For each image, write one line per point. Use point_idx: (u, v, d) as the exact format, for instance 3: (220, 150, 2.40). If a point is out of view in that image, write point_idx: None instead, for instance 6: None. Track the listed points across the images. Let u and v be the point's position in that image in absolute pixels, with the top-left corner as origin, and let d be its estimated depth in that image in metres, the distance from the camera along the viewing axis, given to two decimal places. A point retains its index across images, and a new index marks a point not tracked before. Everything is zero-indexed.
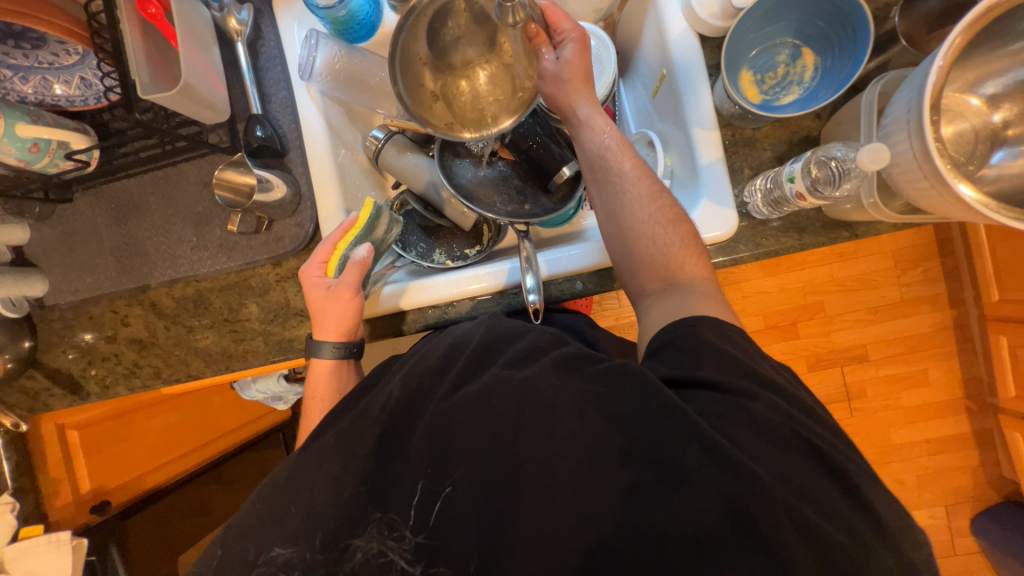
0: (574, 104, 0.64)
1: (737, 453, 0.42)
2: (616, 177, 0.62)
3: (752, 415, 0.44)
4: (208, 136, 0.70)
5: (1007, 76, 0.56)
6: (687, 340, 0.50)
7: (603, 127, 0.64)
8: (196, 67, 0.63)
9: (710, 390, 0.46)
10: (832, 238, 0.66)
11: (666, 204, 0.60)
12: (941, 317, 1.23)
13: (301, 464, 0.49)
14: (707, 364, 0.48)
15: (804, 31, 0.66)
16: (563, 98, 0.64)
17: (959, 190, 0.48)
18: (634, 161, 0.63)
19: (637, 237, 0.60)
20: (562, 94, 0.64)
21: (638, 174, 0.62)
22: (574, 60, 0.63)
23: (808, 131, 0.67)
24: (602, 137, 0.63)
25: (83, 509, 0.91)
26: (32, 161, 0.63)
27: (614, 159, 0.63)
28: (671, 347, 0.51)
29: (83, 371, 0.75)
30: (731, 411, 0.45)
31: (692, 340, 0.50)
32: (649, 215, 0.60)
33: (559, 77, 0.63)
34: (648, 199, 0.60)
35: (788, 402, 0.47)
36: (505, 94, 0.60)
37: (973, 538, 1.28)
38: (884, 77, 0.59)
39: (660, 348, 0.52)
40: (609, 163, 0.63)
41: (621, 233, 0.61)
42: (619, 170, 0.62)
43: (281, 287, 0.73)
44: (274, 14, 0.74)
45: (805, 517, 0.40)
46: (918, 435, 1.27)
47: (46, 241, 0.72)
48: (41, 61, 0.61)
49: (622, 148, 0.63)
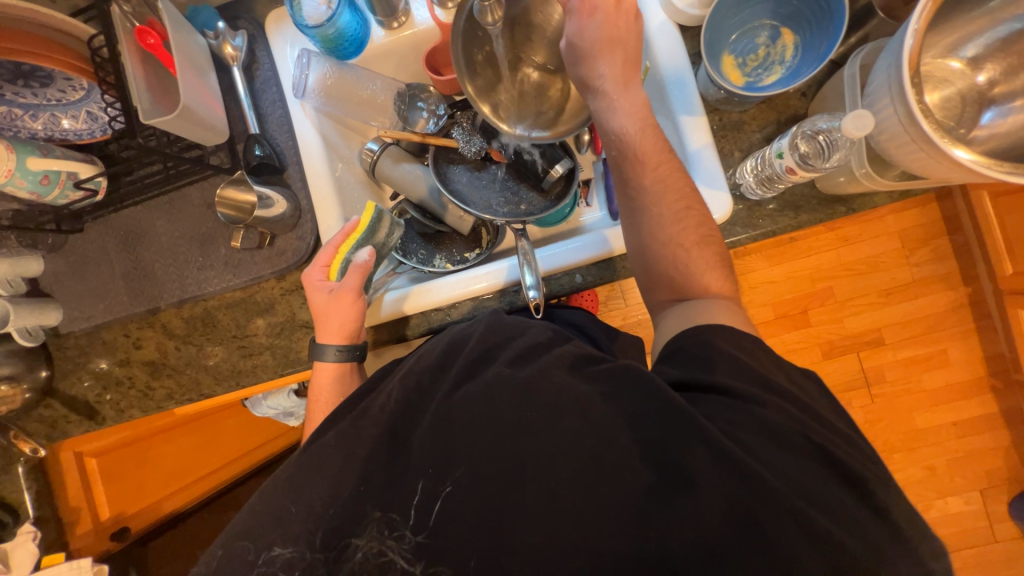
0: (590, 90, 0.59)
1: (730, 441, 0.42)
2: (634, 192, 0.60)
3: (762, 420, 0.44)
4: (209, 159, 0.73)
5: (986, 37, 0.56)
6: (699, 347, 0.50)
7: (622, 127, 0.59)
8: (194, 91, 0.66)
9: (720, 394, 0.46)
10: (829, 214, 0.66)
11: (692, 224, 0.58)
12: (957, 294, 1.19)
13: (305, 464, 0.50)
14: (717, 369, 0.48)
15: (780, 11, 0.67)
16: (581, 77, 0.59)
17: (954, 153, 0.48)
18: (659, 165, 0.59)
19: (653, 245, 0.59)
20: (579, 84, 0.60)
21: (661, 190, 0.58)
22: (579, 40, 0.57)
23: (795, 110, 0.68)
24: (623, 141, 0.59)
25: (103, 536, 0.96)
26: (43, 194, 0.66)
27: (633, 172, 0.59)
28: (683, 352, 0.51)
29: (98, 397, 0.77)
30: (741, 415, 0.44)
31: (703, 347, 0.50)
32: (661, 227, 0.58)
33: (571, 61, 0.59)
34: (670, 219, 0.58)
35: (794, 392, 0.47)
36: (531, 110, 0.70)
37: (1013, 523, 1.23)
38: (863, 50, 0.60)
39: (671, 354, 0.53)
40: (627, 175, 0.60)
41: (635, 246, 0.60)
42: (638, 184, 0.59)
43: (286, 301, 0.75)
44: (267, 38, 0.77)
45: (801, 501, 0.40)
46: (944, 418, 1.24)
47: (59, 272, 0.75)
48: (49, 98, 0.64)
49: (645, 156, 0.58)
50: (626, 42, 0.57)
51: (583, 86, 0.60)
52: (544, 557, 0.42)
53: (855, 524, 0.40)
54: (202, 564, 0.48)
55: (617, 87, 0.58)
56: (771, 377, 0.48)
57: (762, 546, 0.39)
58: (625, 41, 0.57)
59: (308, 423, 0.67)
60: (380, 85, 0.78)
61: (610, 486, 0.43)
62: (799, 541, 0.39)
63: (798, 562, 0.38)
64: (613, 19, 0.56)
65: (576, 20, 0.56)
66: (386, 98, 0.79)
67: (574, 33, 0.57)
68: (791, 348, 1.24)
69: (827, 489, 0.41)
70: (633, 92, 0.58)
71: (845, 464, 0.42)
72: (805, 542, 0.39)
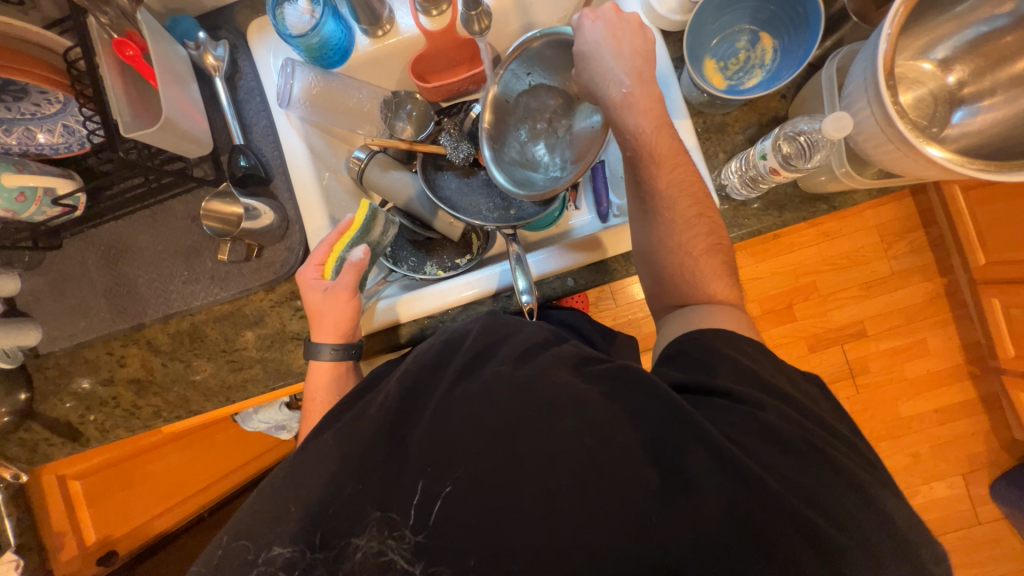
0: (604, 93, 0.59)
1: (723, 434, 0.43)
2: (649, 195, 0.61)
3: (764, 424, 0.45)
4: (192, 171, 0.72)
5: (956, 39, 0.59)
6: (700, 351, 0.52)
7: (639, 126, 0.58)
8: (175, 103, 0.64)
9: (723, 398, 0.47)
10: (812, 212, 0.67)
11: (703, 231, 0.59)
12: (933, 286, 1.23)
13: (302, 468, 0.50)
14: (721, 373, 0.49)
15: (759, 16, 0.69)
16: (593, 84, 0.60)
17: (928, 152, 0.50)
18: (655, 164, 0.59)
19: None
20: (586, 92, 0.62)
21: (677, 194, 0.59)
22: (584, 43, 0.58)
23: (776, 111, 0.69)
24: (640, 140, 0.59)
25: (89, 561, 0.93)
26: (19, 210, 0.64)
27: (648, 173, 0.60)
28: (684, 355, 0.53)
29: (81, 418, 0.74)
30: (742, 418, 0.45)
31: (704, 350, 0.52)
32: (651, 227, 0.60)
33: (586, 66, 0.59)
34: (674, 225, 0.59)
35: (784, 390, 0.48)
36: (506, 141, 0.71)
37: (994, 504, 1.27)
38: (839, 52, 0.62)
39: (675, 355, 0.54)
40: (642, 173, 0.60)
41: None
42: (652, 187, 0.60)
43: (276, 312, 0.74)
44: (250, 48, 0.76)
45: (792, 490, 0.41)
46: (925, 406, 1.28)
47: (38, 289, 0.72)
48: (23, 112, 0.62)
49: (659, 157, 0.59)
50: (632, 42, 0.58)
51: (592, 87, 0.60)
52: (549, 556, 0.42)
53: (846, 510, 0.41)
54: (201, 563, 0.47)
55: (632, 83, 0.58)
56: (763, 374, 0.49)
57: (757, 532, 0.40)
58: (633, 40, 0.58)
59: (304, 422, 0.67)
60: (366, 93, 0.78)
61: (609, 480, 0.43)
62: (791, 527, 0.40)
63: (789, 544, 0.40)
64: (616, 25, 0.58)
65: (580, 26, 0.58)
66: (371, 106, 0.78)
67: (577, 41, 0.59)
68: (777, 342, 1.27)
69: (819, 476, 0.43)
70: (647, 87, 0.58)
71: (834, 455, 0.44)
72: (798, 527, 0.40)
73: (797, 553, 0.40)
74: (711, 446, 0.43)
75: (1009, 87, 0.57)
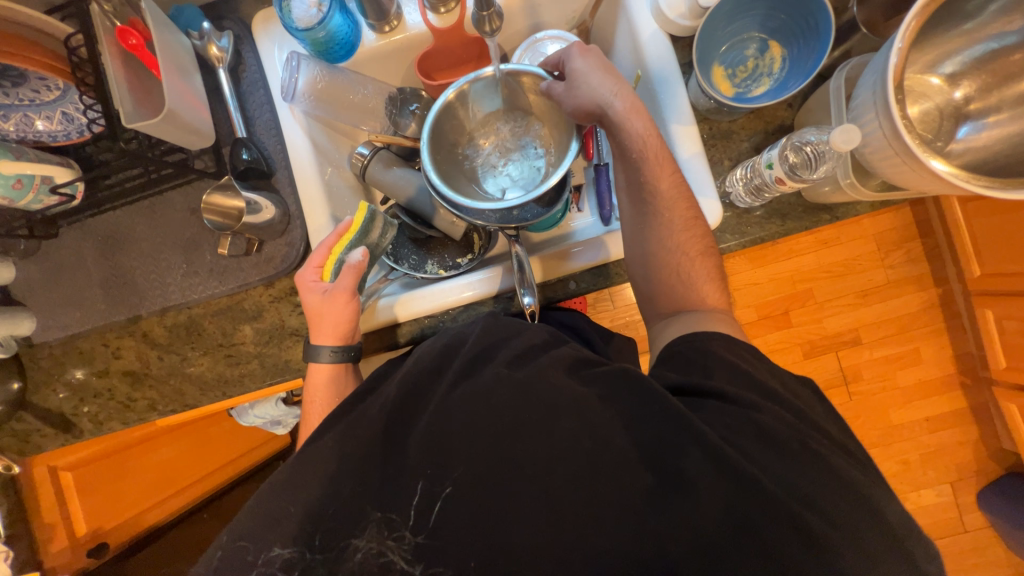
0: (604, 107, 0.59)
1: (725, 443, 0.44)
2: (654, 207, 0.61)
3: (765, 435, 0.45)
4: (194, 162, 0.71)
5: (963, 55, 0.59)
6: (702, 357, 0.52)
7: (646, 129, 0.59)
8: (180, 94, 0.64)
9: (720, 399, 0.48)
10: (814, 222, 0.68)
11: (697, 233, 0.60)
12: (928, 295, 1.25)
13: (301, 467, 0.49)
14: (717, 375, 0.50)
15: (769, 24, 0.69)
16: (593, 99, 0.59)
17: (931, 165, 0.50)
18: (658, 169, 0.60)
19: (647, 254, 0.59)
20: (581, 112, 0.60)
21: (683, 203, 0.60)
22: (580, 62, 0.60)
23: (782, 120, 0.70)
24: (648, 142, 0.59)
25: (79, 554, 0.90)
26: (16, 198, 0.62)
27: (656, 180, 0.60)
28: (685, 359, 0.53)
29: (75, 409, 0.74)
30: (742, 425, 0.46)
31: (703, 355, 0.52)
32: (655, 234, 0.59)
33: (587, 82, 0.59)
34: (680, 229, 0.60)
35: (784, 401, 0.48)
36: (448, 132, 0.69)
37: (980, 512, 1.29)
38: (848, 64, 0.62)
39: (670, 357, 0.55)
40: (648, 181, 0.60)
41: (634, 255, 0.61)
42: (661, 195, 0.60)
43: (275, 308, 0.73)
44: (254, 39, 0.75)
45: (794, 503, 0.41)
46: (916, 414, 1.29)
47: (33, 280, 0.71)
48: (21, 98, 0.60)
49: (662, 162, 0.60)
50: None
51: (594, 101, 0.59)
52: (549, 560, 0.42)
53: (846, 519, 0.41)
54: (201, 564, 0.47)
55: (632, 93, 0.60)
56: (764, 381, 0.49)
57: (758, 540, 0.40)
58: None
59: (305, 425, 0.66)
60: (372, 89, 0.78)
61: (608, 482, 0.43)
62: (790, 536, 0.40)
63: (787, 553, 0.40)
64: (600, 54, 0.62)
65: (571, 55, 0.61)
66: (377, 102, 0.78)
67: (568, 66, 0.60)
68: (772, 348, 1.27)
69: (821, 484, 0.43)
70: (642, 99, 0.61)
71: (833, 464, 0.44)
72: (798, 537, 0.40)
73: (797, 564, 0.40)
74: (713, 454, 0.43)
75: (1013, 105, 0.57)
